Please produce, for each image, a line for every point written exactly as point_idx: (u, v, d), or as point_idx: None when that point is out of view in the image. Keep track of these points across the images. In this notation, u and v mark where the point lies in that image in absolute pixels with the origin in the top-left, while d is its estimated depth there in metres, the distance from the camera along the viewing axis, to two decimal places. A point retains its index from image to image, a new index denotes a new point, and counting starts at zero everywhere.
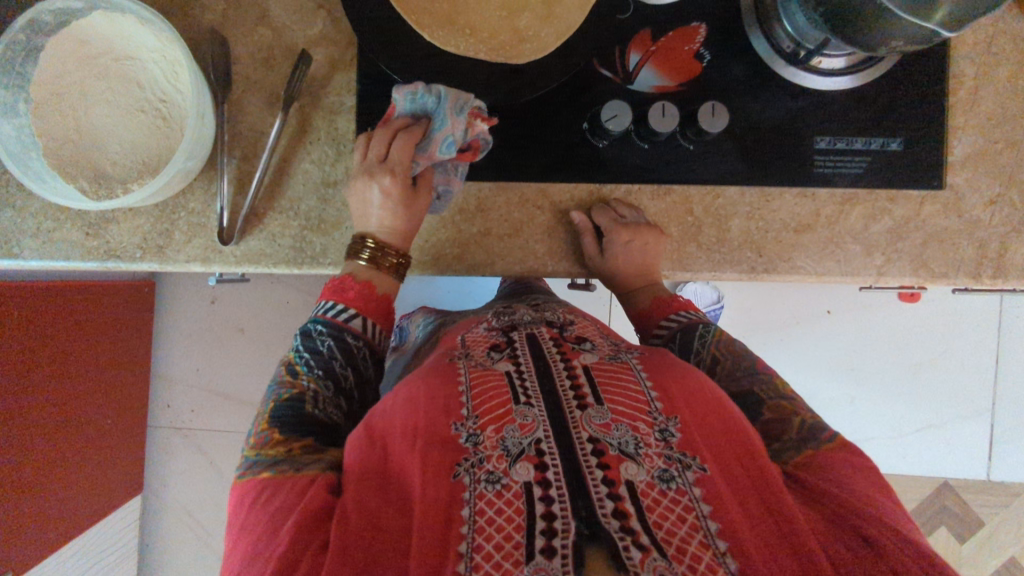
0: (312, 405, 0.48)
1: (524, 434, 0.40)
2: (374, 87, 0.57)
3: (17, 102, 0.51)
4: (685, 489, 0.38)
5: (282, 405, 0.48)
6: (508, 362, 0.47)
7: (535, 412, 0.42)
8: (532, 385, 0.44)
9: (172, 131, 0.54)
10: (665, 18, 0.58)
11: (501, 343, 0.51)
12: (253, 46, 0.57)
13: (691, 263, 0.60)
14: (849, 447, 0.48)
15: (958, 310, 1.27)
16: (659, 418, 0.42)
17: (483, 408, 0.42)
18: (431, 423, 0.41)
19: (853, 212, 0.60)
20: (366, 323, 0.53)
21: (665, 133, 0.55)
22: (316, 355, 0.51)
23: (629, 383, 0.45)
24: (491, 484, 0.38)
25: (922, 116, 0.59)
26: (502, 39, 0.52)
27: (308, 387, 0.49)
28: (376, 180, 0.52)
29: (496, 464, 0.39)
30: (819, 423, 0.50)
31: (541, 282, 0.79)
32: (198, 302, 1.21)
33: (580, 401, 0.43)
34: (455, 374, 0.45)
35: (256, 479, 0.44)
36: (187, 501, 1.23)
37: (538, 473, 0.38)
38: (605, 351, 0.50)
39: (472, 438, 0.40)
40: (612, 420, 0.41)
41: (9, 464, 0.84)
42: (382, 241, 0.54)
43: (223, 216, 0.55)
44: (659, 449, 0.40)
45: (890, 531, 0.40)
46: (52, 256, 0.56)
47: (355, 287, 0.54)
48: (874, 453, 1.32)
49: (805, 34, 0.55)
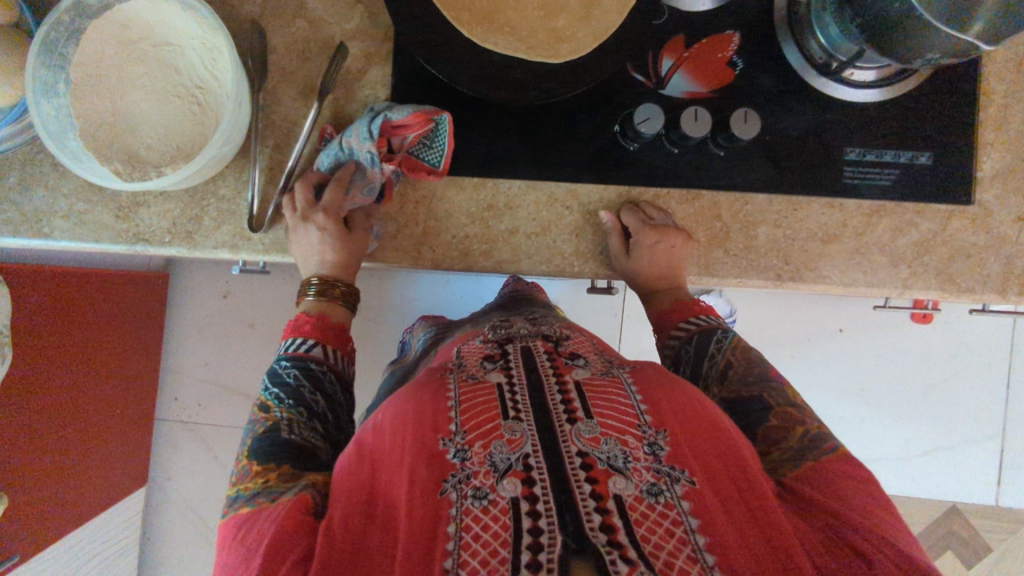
0: (288, 431, 0.47)
1: (511, 449, 0.39)
2: (408, 82, 0.57)
3: (58, 83, 0.51)
4: (673, 502, 0.37)
5: (258, 440, 0.47)
6: (501, 373, 0.46)
7: (523, 426, 0.40)
8: (522, 398, 0.42)
9: (207, 117, 0.54)
10: (699, 25, 0.59)
11: (495, 354, 0.49)
12: (290, 37, 0.57)
13: (718, 268, 0.60)
14: (851, 458, 0.46)
15: (970, 332, 1.26)
16: (648, 432, 0.41)
17: (470, 423, 0.40)
18: (418, 438, 0.40)
19: (881, 224, 0.60)
20: (327, 350, 0.53)
21: (696, 138, 0.55)
22: (284, 386, 0.50)
23: (618, 397, 0.43)
24: (477, 501, 0.37)
25: (953, 131, 0.59)
26: (540, 40, 0.52)
27: (280, 416, 0.48)
28: (311, 222, 0.54)
29: (483, 480, 0.38)
30: (824, 434, 0.48)
31: (539, 295, 0.80)
32: (210, 296, 1.21)
33: (570, 414, 0.41)
34: (444, 387, 0.43)
35: (236, 515, 0.42)
36: (190, 497, 1.22)
37: (525, 489, 0.37)
38: (598, 366, 0.48)
39: (460, 453, 0.39)
40: (601, 433, 0.40)
41: (20, 447, 0.83)
42: (327, 276, 0.56)
43: (254, 204, 0.56)
44: (649, 463, 0.39)
45: (882, 545, 0.38)
46: (81, 237, 0.56)
47: (310, 321, 0.55)
48: (883, 474, 1.31)
49: (838, 46, 0.55)
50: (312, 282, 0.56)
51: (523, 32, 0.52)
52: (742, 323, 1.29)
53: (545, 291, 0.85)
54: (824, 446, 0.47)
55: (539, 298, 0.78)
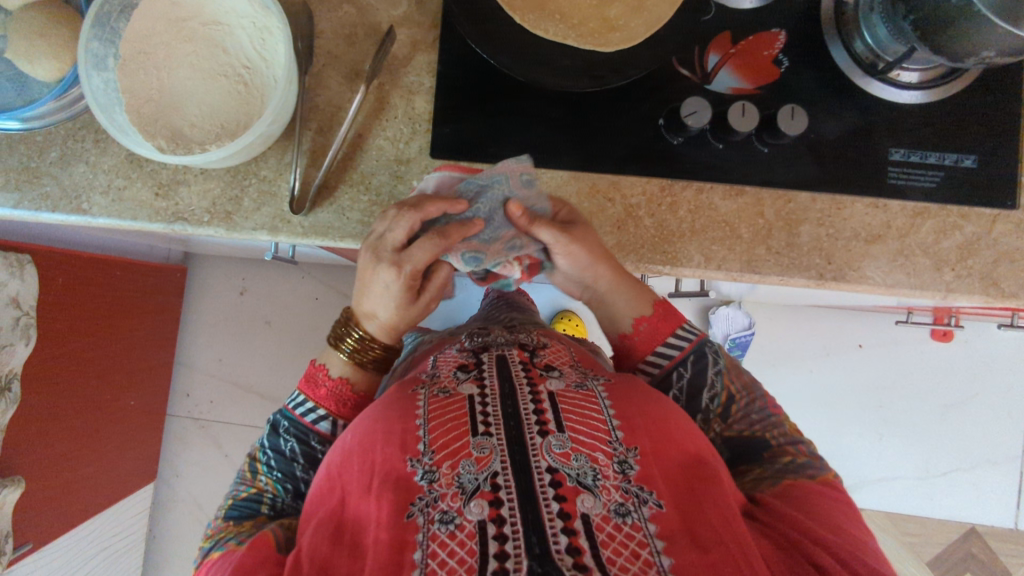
0: (267, 506, 0.54)
1: (479, 469, 0.44)
2: (453, 70, 0.57)
3: (108, 57, 0.51)
4: (640, 525, 0.41)
5: (240, 503, 0.55)
6: (473, 384, 0.51)
7: (491, 443, 0.45)
8: (493, 411, 0.48)
9: (252, 97, 0.53)
10: (744, 23, 0.59)
11: (470, 363, 0.55)
12: (337, 22, 0.58)
13: (760, 265, 0.58)
14: (832, 484, 0.51)
15: (991, 349, 1.25)
16: (618, 449, 0.46)
17: (439, 443, 0.46)
18: (387, 461, 0.46)
19: (924, 226, 0.58)
20: (334, 426, 0.58)
21: (743, 133, 0.55)
22: (279, 455, 0.57)
23: (592, 413, 0.48)
24: (444, 525, 0.41)
25: (999, 134, 0.58)
26: (591, 27, 0.53)
27: (266, 487, 0.56)
28: (381, 270, 0.51)
29: (450, 502, 0.42)
30: (811, 462, 0.53)
31: (521, 307, 0.82)
32: (228, 292, 1.22)
33: (542, 427, 0.46)
34: (414, 405, 0.49)
35: (204, 559, 0.49)
36: (197, 495, 1.21)
37: (491, 511, 0.41)
38: (573, 378, 0.54)
39: (428, 475, 0.44)
40: (571, 450, 0.45)
41: (33, 429, 0.82)
42: (369, 334, 0.58)
43: (296, 184, 0.55)
44: (617, 482, 0.44)
45: (843, 566, 0.42)
46: (120, 214, 0.55)
47: (327, 384, 0.59)
48: (902, 494, 1.28)
49: (885, 46, 0.56)
50: (353, 331, 0.58)
51: (574, 20, 0.53)
52: (760, 336, 1.28)
53: (528, 300, 0.88)
54: (805, 473, 0.51)
55: (520, 311, 0.81)
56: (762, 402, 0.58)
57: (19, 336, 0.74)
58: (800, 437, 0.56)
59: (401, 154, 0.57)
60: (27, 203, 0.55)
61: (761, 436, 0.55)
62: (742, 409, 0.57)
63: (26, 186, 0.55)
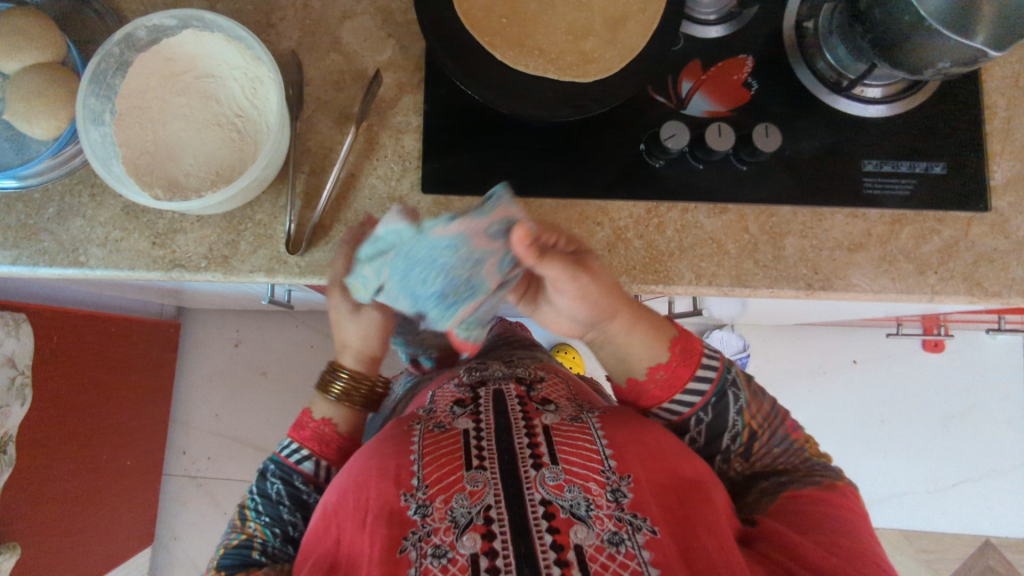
0: (258, 552, 0.54)
1: (473, 502, 0.43)
2: (439, 108, 0.60)
3: (104, 112, 0.53)
4: (634, 553, 0.41)
5: (232, 551, 0.54)
6: (469, 419, 0.51)
7: (485, 477, 0.45)
8: (487, 444, 0.47)
9: (245, 144, 0.55)
10: (713, 50, 0.62)
11: (466, 398, 0.55)
12: (325, 69, 0.60)
13: (750, 279, 0.59)
14: (841, 492, 0.53)
15: (981, 358, 1.27)
16: (611, 478, 0.46)
17: (434, 478, 0.45)
18: (382, 495, 0.45)
19: (903, 232, 0.60)
20: (317, 465, 0.59)
21: (721, 152, 0.58)
22: (265, 499, 0.57)
23: (585, 443, 0.48)
24: (437, 558, 0.41)
25: (962, 143, 0.61)
26: (569, 60, 0.58)
27: (255, 532, 0.56)
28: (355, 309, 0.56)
29: (443, 537, 0.42)
30: (819, 473, 0.55)
31: (521, 343, 0.82)
32: (222, 344, 1.22)
33: (535, 459, 0.46)
34: (408, 441, 0.49)
35: None
36: (196, 557, 1.17)
37: (484, 544, 0.41)
38: (568, 412, 0.53)
39: (421, 509, 0.44)
40: (565, 481, 0.45)
41: (26, 492, 0.81)
42: (355, 372, 0.59)
43: (291, 227, 0.56)
44: (610, 511, 0.43)
45: None
46: (117, 265, 0.56)
47: (312, 425, 0.60)
48: (913, 510, 1.26)
49: (848, 65, 0.59)
50: (339, 375, 0.59)
51: (552, 56, 0.58)
52: (757, 358, 1.29)
53: (527, 332, 0.88)
54: (814, 482, 0.54)
55: (518, 345, 0.81)
56: (782, 429, 0.57)
57: (14, 397, 0.75)
58: (818, 458, 0.57)
59: (393, 191, 0.59)
60: (25, 258, 0.56)
61: (781, 467, 0.56)
62: (765, 444, 0.56)
63: (23, 243, 0.56)
